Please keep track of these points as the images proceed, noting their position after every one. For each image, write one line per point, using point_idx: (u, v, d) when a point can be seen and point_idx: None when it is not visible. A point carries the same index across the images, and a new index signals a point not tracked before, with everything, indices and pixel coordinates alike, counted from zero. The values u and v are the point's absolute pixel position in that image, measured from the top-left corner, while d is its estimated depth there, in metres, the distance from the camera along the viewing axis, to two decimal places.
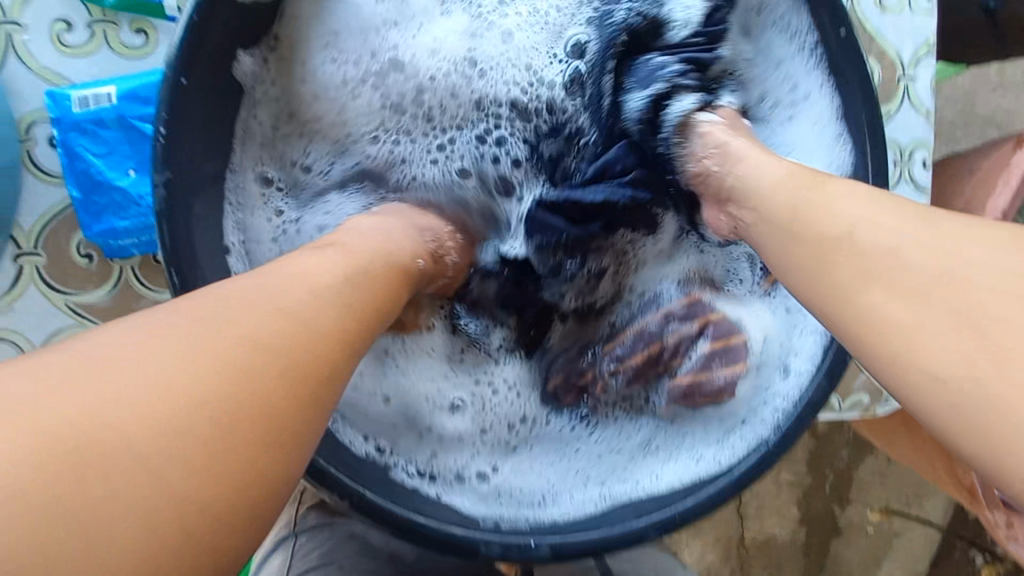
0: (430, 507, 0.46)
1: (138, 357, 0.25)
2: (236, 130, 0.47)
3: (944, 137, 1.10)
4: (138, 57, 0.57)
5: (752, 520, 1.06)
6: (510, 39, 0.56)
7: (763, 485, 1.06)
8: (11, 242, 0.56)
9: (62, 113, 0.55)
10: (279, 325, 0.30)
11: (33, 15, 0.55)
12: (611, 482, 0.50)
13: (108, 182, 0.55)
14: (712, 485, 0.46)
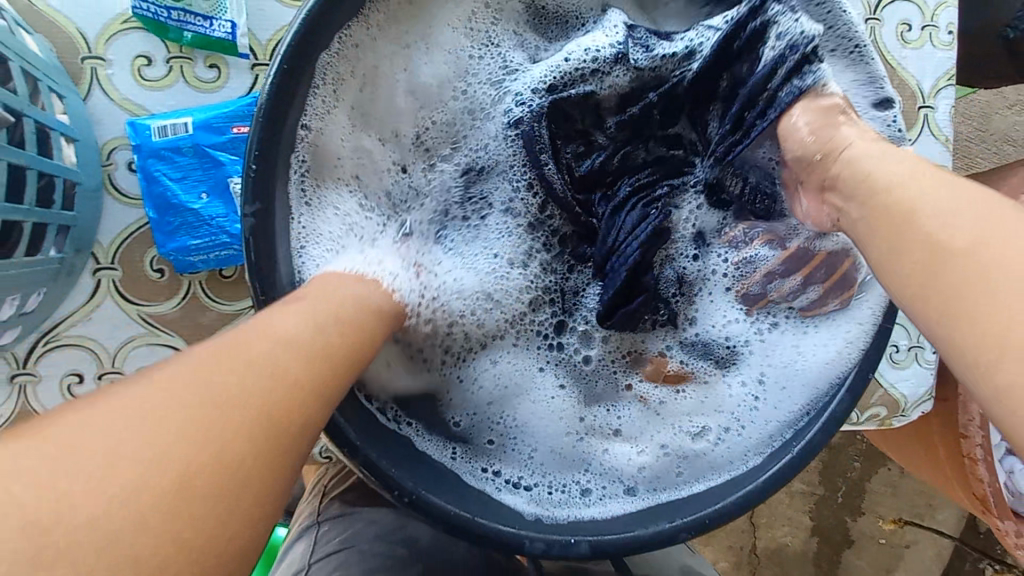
0: (484, 503, 0.48)
1: (114, 407, 0.28)
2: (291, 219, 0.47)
3: (958, 154, 1.15)
4: (211, 90, 0.62)
5: (764, 530, 1.12)
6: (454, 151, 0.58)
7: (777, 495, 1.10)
8: (92, 258, 0.61)
9: (142, 141, 0.59)
10: (285, 349, 0.34)
11: (116, 51, 0.60)
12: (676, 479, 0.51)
13: (182, 204, 0.60)
14: (736, 494, 0.46)
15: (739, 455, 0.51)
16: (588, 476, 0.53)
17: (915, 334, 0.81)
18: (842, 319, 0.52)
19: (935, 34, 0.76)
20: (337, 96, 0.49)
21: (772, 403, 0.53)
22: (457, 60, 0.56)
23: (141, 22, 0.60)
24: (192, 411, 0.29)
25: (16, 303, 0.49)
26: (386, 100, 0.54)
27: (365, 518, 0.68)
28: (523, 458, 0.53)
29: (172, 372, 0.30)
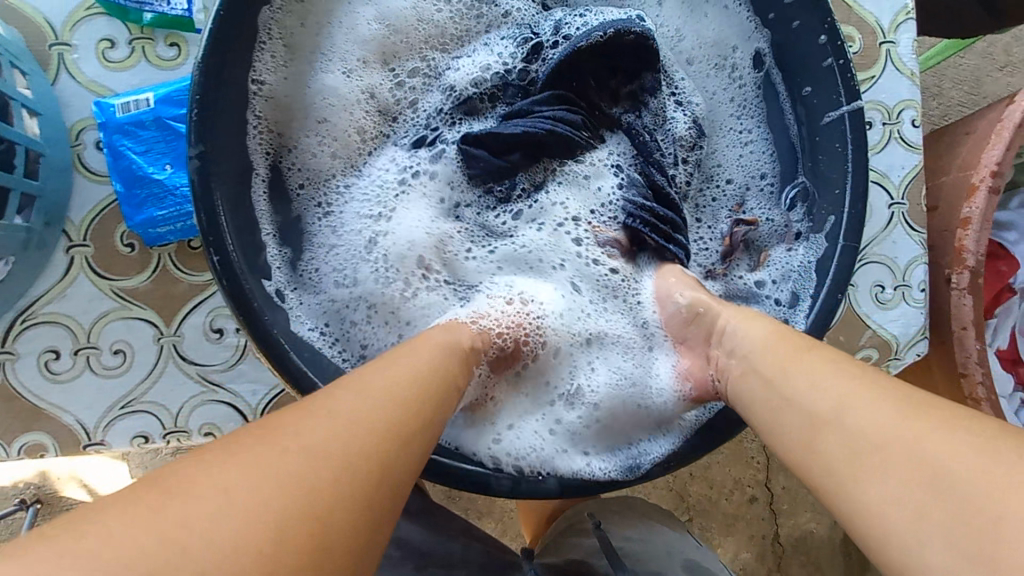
0: (456, 445, 0.49)
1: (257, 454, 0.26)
2: (250, 155, 0.50)
3: (952, 116, 1.13)
4: (172, 67, 0.64)
5: (786, 516, 1.08)
6: (423, 80, 0.59)
7: (797, 480, 1.08)
8: (64, 236, 0.62)
9: (107, 118, 0.61)
10: (395, 395, 0.33)
11: (81, 37, 0.63)
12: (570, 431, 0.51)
13: (146, 176, 0.62)
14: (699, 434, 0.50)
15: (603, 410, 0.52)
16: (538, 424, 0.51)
17: (900, 272, 0.78)
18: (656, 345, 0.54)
19: None
20: (286, 52, 0.52)
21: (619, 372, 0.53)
22: None
23: (104, 7, 0.62)
24: (300, 463, 0.26)
25: None
26: (350, 26, 0.56)
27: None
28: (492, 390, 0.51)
29: (303, 424, 0.28)
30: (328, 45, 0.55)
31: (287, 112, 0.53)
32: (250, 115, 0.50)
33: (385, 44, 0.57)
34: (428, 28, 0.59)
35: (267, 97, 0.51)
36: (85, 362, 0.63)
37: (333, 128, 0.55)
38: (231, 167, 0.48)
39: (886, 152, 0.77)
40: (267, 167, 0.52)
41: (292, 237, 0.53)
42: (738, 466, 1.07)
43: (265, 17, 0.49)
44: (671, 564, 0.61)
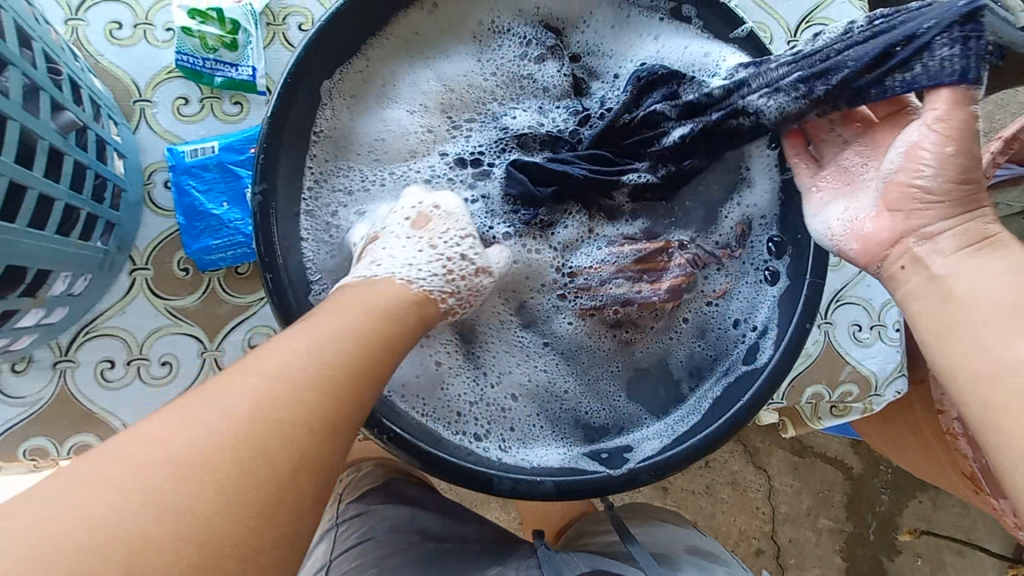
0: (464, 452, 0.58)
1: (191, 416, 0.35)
2: (306, 186, 0.61)
3: None
4: (233, 120, 0.75)
5: (794, 569, 1.29)
6: (466, 132, 0.68)
7: (802, 532, 1.30)
8: (129, 260, 0.72)
9: (177, 162, 0.72)
10: (325, 353, 0.40)
11: (160, 95, 0.75)
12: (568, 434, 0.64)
13: (206, 211, 0.72)
14: (683, 444, 0.58)
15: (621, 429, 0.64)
16: (533, 427, 0.63)
17: (876, 313, 0.85)
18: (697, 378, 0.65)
19: None
20: (347, 100, 0.64)
21: (631, 397, 0.65)
22: (478, 59, 0.69)
23: (183, 71, 0.75)
24: (230, 424, 0.35)
25: (66, 280, 0.60)
26: (410, 87, 0.67)
27: (385, 521, 0.69)
28: (489, 405, 0.63)
29: (228, 391, 0.37)
30: (382, 101, 0.67)
31: (340, 147, 0.64)
32: (311, 152, 0.62)
33: (441, 103, 0.68)
34: (478, 91, 0.69)
35: (324, 138, 0.63)
36: (136, 371, 0.71)
37: (377, 172, 0.66)
38: (287, 197, 0.58)
39: None
40: (312, 193, 0.62)
41: (334, 258, 0.62)
42: (743, 517, 1.29)
43: (326, 84, 0.61)
44: (675, 546, 0.74)
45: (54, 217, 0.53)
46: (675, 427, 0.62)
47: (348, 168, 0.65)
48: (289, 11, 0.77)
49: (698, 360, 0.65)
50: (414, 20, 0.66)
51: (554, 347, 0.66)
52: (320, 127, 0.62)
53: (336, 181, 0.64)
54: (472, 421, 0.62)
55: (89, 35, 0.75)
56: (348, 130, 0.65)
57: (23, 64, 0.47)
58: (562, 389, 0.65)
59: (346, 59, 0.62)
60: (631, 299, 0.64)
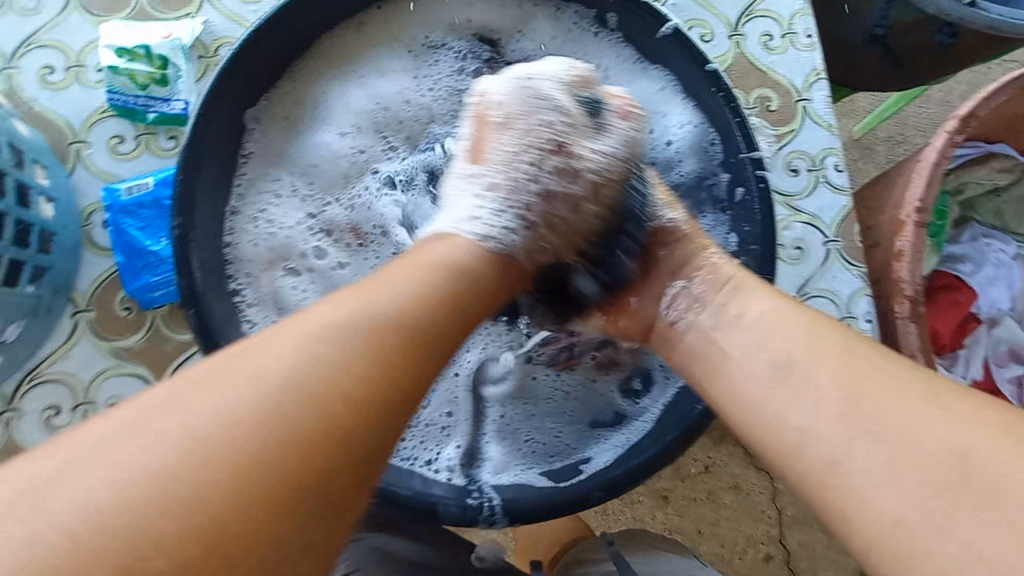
0: (408, 477, 0.56)
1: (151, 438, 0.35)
2: (230, 209, 0.60)
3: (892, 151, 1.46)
4: (169, 155, 0.75)
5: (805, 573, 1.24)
6: (399, 152, 0.67)
7: (812, 534, 1.25)
8: (71, 303, 0.71)
9: (113, 201, 0.71)
10: (323, 361, 0.39)
11: (96, 135, 0.75)
12: (537, 452, 0.62)
13: (144, 248, 0.71)
14: (633, 459, 0.56)
15: (584, 443, 0.61)
16: (500, 447, 0.62)
17: (843, 304, 0.82)
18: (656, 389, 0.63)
19: (796, 39, 0.87)
20: (275, 120, 0.63)
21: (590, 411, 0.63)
22: (415, 76, 0.67)
23: (116, 110, 0.75)
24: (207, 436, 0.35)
25: None
26: (343, 108, 0.66)
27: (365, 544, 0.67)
28: (445, 428, 0.62)
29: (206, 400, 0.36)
30: (314, 122, 0.65)
31: (268, 168, 0.63)
32: (238, 175, 0.61)
33: (374, 121, 0.67)
34: (415, 108, 0.67)
35: (252, 158, 0.62)
36: (82, 416, 0.70)
37: (306, 195, 0.65)
38: (208, 226, 0.57)
39: (814, 196, 0.84)
40: (237, 217, 0.61)
41: (261, 282, 0.61)
42: (749, 522, 1.24)
43: (252, 110, 0.61)
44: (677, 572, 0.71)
45: None
46: (627, 436, 0.61)
47: (277, 194, 0.64)
48: (221, 42, 0.77)
49: (662, 372, 0.63)
50: (341, 38, 0.65)
51: (515, 374, 0.64)
52: (245, 147, 0.61)
53: (263, 202, 0.63)
54: (424, 446, 0.61)
55: (25, 82, 0.75)
56: (277, 156, 0.64)
57: None
58: (527, 410, 0.64)
59: (270, 83, 0.62)
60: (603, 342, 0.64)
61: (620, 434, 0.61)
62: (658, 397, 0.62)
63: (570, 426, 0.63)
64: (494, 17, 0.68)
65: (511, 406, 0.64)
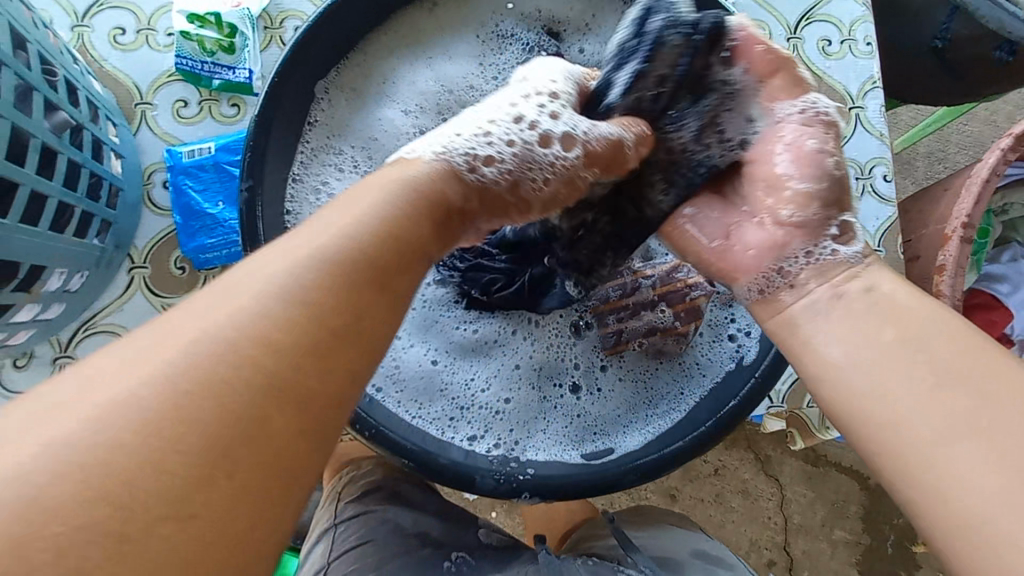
0: (450, 450, 0.59)
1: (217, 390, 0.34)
2: (293, 178, 0.62)
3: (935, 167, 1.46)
4: (231, 123, 0.77)
5: None
6: None
7: (817, 543, 1.26)
8: (128, 258, 0.73)
9: (174, 162, 0.74)
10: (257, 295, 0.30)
11: (161, 97, 0.77)
12: (575, 434, 0.63)
13: (202, 210, 0.73)
14: (666, 449, 0.58)
15: (622, 429, 0.63)
16: (539, 426, 0.63)
17: None
18: (696, 381, 0.64)
19: (854, 46, 0.86)
20: (340, 93, 0.65)
21: (629, 397, 0.64)
22: (479, 61, 0.68)
23: (182, 75, 0.76)
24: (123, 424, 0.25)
25: (61, 276, 0.61)
26: (408, 87, 0.67)
27: (380, 517, 0.69)
28: (486, 406, 0.63)
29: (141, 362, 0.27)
30: (377, 99, 0.66)
31: (331, 140, 0.65)
32: (302, 145, 0.63)
33: (436, 104, 0.67)
34: (476, 93, 0.68)
35: (316, 127, 0.64)
36: None
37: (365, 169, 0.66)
38: (274, 192, 0.59)
39: (861, 204, 0.84)
40: (299, 187, 0.63)
41: None
42: (755, 527, 1.25)
43: (321, 84, 0.63)
44: (680, 551, 0.71)
45: (47, 213, 0.55)
46: (662, 424, 0.62)
47: (338, 169, 0.65)
48: (287, 15, 0.79)
49: (703, 366, 0.64)
50: (413, 17, 0.66)
51: (560, 357, 0.66)
52: (312, 117, 0.63)
53: (325, 175, 0.64)
54: (464, 422, 0.62)
55: (94, 41, 0.77)
56: (341, 129, 0.65)
57: (15, 64, 0.48)
58: (566, 392, 0.65)
59: (339, 58, 0.63)
60: (652, 328, 0.64)
61: (659, 422, 0.62)
62: (695, 388, 0.63)
63: (608, 411, 0.64)
64: (563, 7, 0.69)
65: (551, 387, 0.65)
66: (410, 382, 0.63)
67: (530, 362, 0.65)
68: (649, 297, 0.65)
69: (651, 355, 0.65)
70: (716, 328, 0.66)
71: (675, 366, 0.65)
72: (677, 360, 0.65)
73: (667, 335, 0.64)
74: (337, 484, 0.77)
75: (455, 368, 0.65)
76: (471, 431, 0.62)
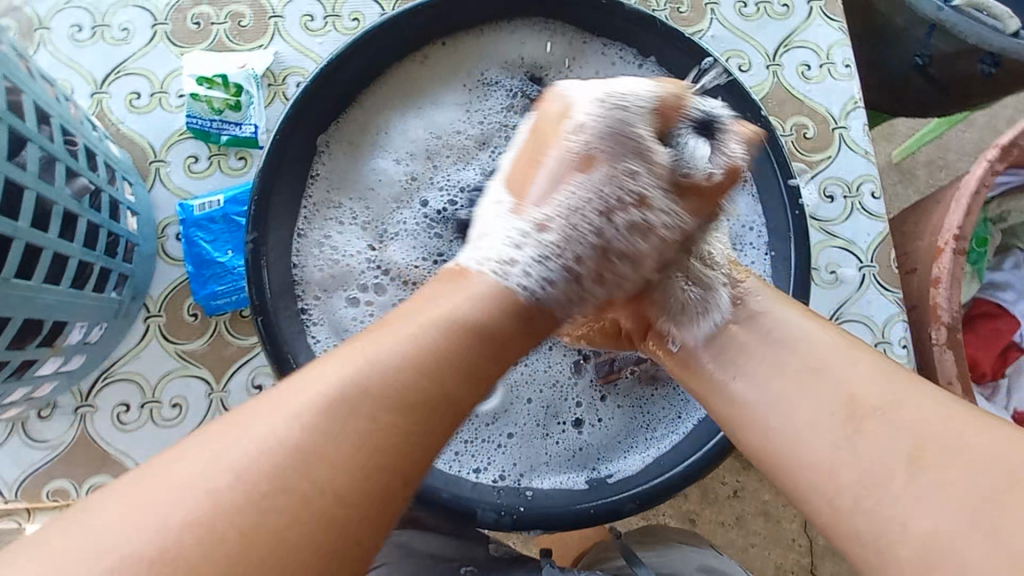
0: (457, 484, 0.60)
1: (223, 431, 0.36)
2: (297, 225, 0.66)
3: (935, 175, 1.46)
4: (239, 175, 0.81)
5: None
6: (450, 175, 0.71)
7: (844, 565, 1.23)
8: (144, 307, 0.77)
9: (186, 215, 0.78)
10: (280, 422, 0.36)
11: (173, 155, 0.82)
12: (579, 464, 0.64)
13: (212, 259, 0.77)
14: (665, 475, 0.59)
15: (624, 458, 0.64)
16: (545, 457, 0.64)
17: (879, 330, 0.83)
18: (695, 404, 0.65)
19: (833, 69, 0.89)
20: (337, 145, 0.69)
21: (632, 421, 0.65)
22: (464, 107, 0.72)
23: (193, 132, 0.81)
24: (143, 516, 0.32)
25: (82, 329, 0.65)
26: (400, 133, 0.71)
27: (394, 542, 0.70)
28: (491, 442, 0.64)
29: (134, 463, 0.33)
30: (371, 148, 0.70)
31: (331, 189, 0.68)
32: (305, 196, 0.67)
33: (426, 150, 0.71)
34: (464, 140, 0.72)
35: (314, 178, 0.67)
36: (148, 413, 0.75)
37: (361, 217, 0.69)
38: (277, 243, 0.62)
39: (851, 221, 0.85)
40: (303, 234, 0.66)
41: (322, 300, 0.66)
42: (779, 551, 1.23)
43: (322, 138, 0.67)
44: (687, 565, 0.72)
45: (69, 272, 0.59)
46: (661, 447, 0.63)
47: (338, 220, 0.68)
48: (289, 71, 0.84)
49: None
50: (407, 71, 0.71)
51: (562, 388, 0.67)
52: (311, 170, 0.67)
53: (324, 224, 0.68)
54: (469, 458, 0.63)
55: (110, 105, 0.83)
56: (338, 180, 0.69)
57: (39, 139, 0.53)
58: (567, 422, 0.66)
59: (336, 113, 0.68)
60: (647, 356, 0.67)
61: (661, 444, 0.64)
62: (694, 410, 0.64)
63: (610, 440, 0.65)
64: (546, 52, 0.72)
65: (553, 418, 0.66)
66: None
67: (530, 395, 0.67)
68: None
69: (648, 387, 0.66)
70: None
71: (676, 390, 0.66)
72: (678, 388, 0.66)
73: (665, 365, 0.66)
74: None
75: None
76: (479, 467, 0.63)
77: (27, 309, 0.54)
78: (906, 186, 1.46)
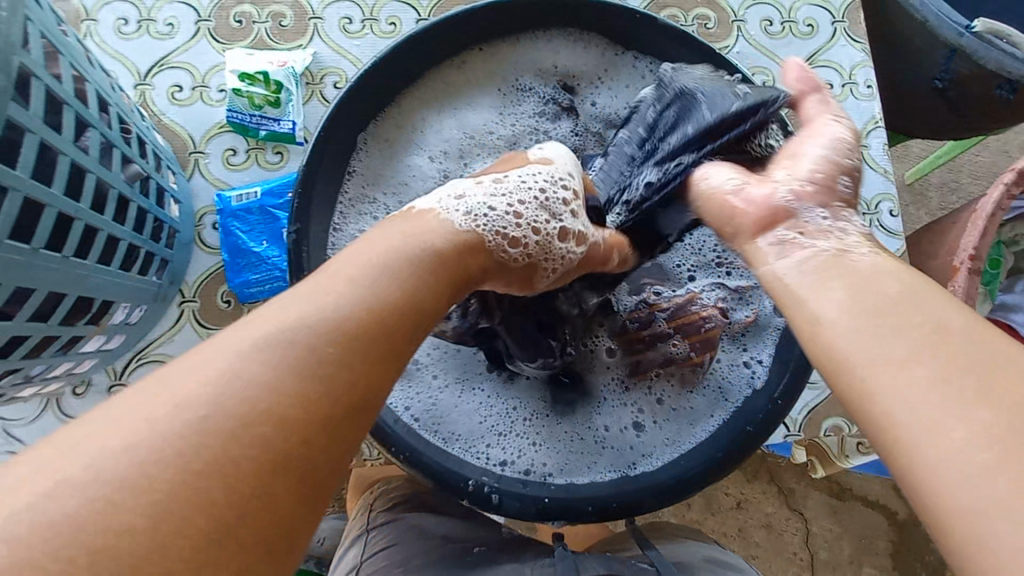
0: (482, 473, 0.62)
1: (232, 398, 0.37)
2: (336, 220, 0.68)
3: (948, 198, 1.48)
4: (275, 168, 0.84)
5: None
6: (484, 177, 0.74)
7: None
8: (179, 293, 0.80)
9: (225, 205, 0.81)
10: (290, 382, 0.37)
11: (213, 147, 0.85)
12: (603, 458, 0.66)
13: (248, 248, 0.80)
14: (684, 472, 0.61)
15: (647, 454, 0.65)
16: (569, 451, 0.66)
17: None
18: (715, 405, 0.67)
19: (854, 88, 0.91)
20: (375, 143, 0.71)
21: (655, 418, 0.67)
22: (498, 111, 0.75)
23: (232, 126, 0.84)
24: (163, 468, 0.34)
25: (124, 310, 0.68)
26: (436, 134, 0.74)
27: (407, 523, 0.71)
28: (516, 434, 0.66)
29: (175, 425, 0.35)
30: (407, 147, 0.73)
31: (368, 186, 0.71)
32: (344, 190, 0.69)
33: (459, 150, 0.74)
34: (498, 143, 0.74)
35: (353, 174, 0.70)
36: None
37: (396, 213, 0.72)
38: (318, 236, 0.65)
39: None
40: (341, 227, 0.69)
41: None
42: (780, 563, 1.24)
43: (361, 135, 0.70)
44: (692, 555, 0.73)
45: (119, 254, 0.61)
46: (682, 445, 0.65)
47: (372, 215, 0.71)
48: (327, 71, 0.87)
49: (726, 394, 0.67)
50: (444, 75, 0.73)
51: (586, 388, 0.69)
52: (350, 166, 0.69)
53: (361, 219, 0.70)
54: (494, 448, 0.65)
55: (154, 97, 0.86)
56: (376, 178, 0.71)
57: (100, 125, 0.56)
58: (591, 419, 0.68)
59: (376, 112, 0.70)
60: (671, 359, 0.67)
61: (681, 442, 0.66)
62: (714, 410, 0.67)
63: (633, 435, 0.67)
64: (578, 62, 0.75)
65: (577, 413, 0.68)
66: (448, 411, 0.67)
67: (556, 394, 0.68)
68: (665, 329, 0.68)
69: (670, 389, 0.68)
70: (737, 357, 0.69)
71: (697, 391, 0.68)
72: (700, 391, 0.68)
73: (688, 369, 0.68)
74: (368, 500, 0.80)
75: (489, 395, 0.68)
76: (504, 457, 0.65)
77: (80, 287, 0.56)
78: (920, 208, 1.47)
